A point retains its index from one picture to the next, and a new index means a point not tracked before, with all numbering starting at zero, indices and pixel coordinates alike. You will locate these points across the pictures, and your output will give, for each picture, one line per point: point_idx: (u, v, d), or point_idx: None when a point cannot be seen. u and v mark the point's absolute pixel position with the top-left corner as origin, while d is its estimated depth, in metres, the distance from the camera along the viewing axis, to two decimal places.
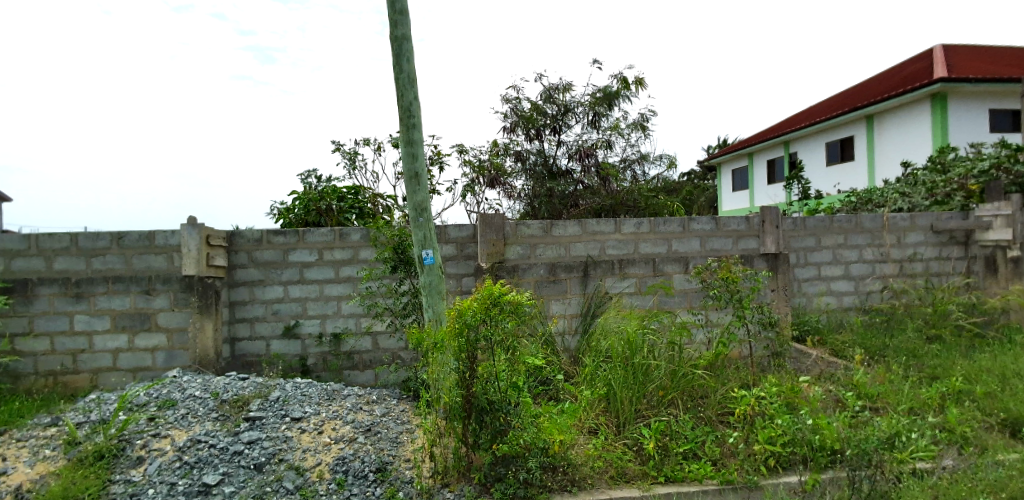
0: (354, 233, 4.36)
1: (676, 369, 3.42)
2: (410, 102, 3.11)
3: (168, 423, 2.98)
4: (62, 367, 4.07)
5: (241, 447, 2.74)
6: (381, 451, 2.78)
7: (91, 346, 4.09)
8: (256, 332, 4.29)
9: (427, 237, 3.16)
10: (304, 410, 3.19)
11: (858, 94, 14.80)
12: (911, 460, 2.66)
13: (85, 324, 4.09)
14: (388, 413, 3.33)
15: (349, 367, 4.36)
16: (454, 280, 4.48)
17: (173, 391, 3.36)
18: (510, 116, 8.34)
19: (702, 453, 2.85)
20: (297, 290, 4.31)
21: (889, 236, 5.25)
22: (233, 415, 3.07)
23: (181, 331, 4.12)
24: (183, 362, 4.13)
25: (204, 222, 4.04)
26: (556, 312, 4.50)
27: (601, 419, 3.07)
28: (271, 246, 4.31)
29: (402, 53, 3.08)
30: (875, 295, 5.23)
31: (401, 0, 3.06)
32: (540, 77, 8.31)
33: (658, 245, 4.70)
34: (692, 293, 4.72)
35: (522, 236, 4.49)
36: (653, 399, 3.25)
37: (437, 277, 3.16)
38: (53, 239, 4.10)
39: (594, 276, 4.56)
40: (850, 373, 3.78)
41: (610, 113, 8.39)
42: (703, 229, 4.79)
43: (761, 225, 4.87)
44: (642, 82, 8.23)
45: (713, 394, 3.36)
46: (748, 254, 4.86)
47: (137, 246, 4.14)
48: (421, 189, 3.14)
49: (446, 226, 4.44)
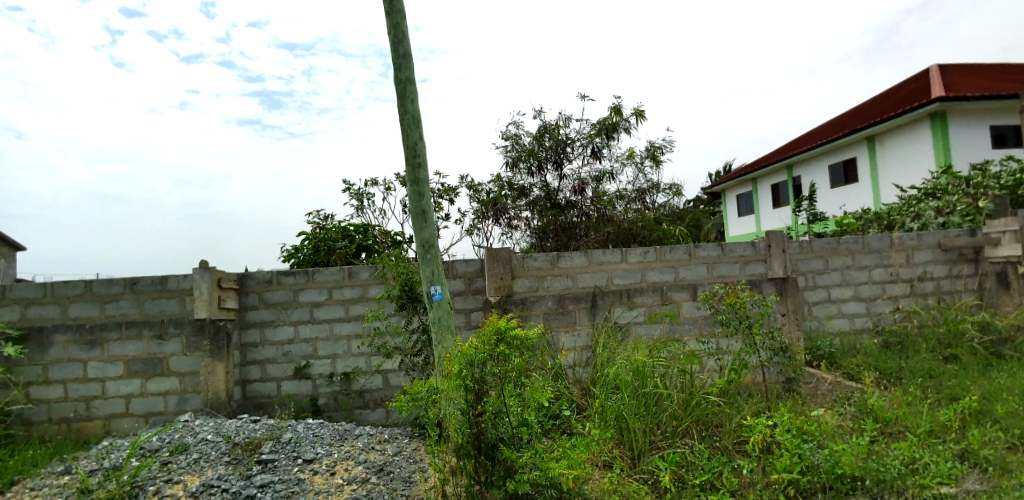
0: (363, 271, 4.40)
1: (688, 398, 3.43)
2: (415, 142, 3.19)
3: (180, 469, 2.97)
4: (75, 414, 4.10)
5: (254, 490, 2.73)
6: (394, 491, 2.77)
7: (104, 392, 4.12)
8: (267, 373, 4.30)
9: (435, 274, 3.21)
10: (316, 451, 3.17)
11: (860, 115, 14.90)
12: (934, 485, 2.58)
13: (98, 370, 4.12)
14: (401, 452, 3.31)
15: (361, 405, 4.35)
16: (463, 315, 4.49)
17: (185, 436, 3.37)
18: (513, 151, 8.47)
19: (720, 484, 2.79)
20: (307, 330, 4.34)
21: (897, 256, 5.23)
22: (246, 458, 3.07)
23: (194, 374, 4.14)
24: (195, 405, 4.13)
25: (214, 264, 4.12)
26: (566, 344, 4.50)
27: (615, 452, 3.05)
28: (281, 286, 4.35)
29: (406, 96, 3.19)
30: (887, 316, 5.18)
31: (404, 45, 3.19)
32: (540, 113, 8.46)
33: (665, 273, 4.71)
34: (701, 321, 4.70)
35: (529, 268, 4.53)
36: (667, 430, 3.25)
37: (446, 312, 3.18)
38: (67, 286, 4.18)
39: (602, 306, 4.56)
40: (865, 396, 3.74)
41: (610, 144, 8.51)
42: (710, 256, 4.79)
43: (768, 249, 4.88)
44: (642, 116, 8.35)
45: (727, 422, 3.35)
46: (756, 278, 4.85)
47: (151, 290, 4.20)
48: (428, 226, 3.18)
49: (454, 261, 4.48)
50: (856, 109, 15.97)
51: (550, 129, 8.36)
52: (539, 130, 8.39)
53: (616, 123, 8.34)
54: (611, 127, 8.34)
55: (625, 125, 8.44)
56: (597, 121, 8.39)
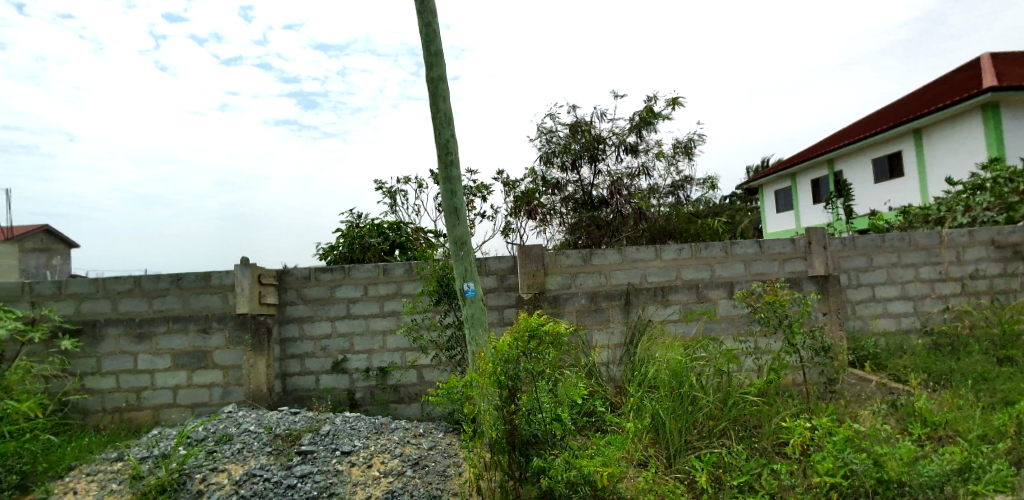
0: (397, 267, 4.46)
1: (725, 398, 3.37)
2: (447, 139, 3.22)
3: (224, 458, 3.08)
4: (127, 404, 4.30)
5: (294, 480, 2.82)
6: (430, 484, 2.81)
7: (153, 383, 4.30)
8: (306, 367, 4.41)
9: (468, 270, 3.22)
10: (354, 443, 3.24)
11: (906, 107, 14.29)
12: (987, 493, 2.46)
13: (147, 362, 4.31)
14: (435, 446, 3.36)
15: (396, 400, 4.42)
16: (497, 311, 4.51)
17: (230, 426, 3.49)
18: (547, 147, 8.46)
19: (759, 486, 2.73)
20: (344, 325, 4.44)
21: (947, 253, 5.00)
22: (286, 449, 3.16)
23: (236, 367, 4.28)
24: (238, 398, 4.28)
25: (255, 261, 4.25)
26: (599, 342, 4.47)
27: (650, 452, 3.01)
28: (319, 282, 4.46)
29: (438, 94, 3.22)
30: (936, 316, 4.96)
31: (435, 44, 3.21)
32: (574, 107, 8.41)
33: (701, 271, 4.62)
34: (738, 319, 4.61)
35: (562, 266, 4.51)
36: (704, 429, 3.20)
37: (479, 308, 3.20)
38: (117, 282, 4.37)
39: (637, 304, 4.51)
40: (912, 398, 3.60)
41: (645, 138, 8.40)
42: (747, 253, 4.68)
43: (808, 247, 4.73)
44: (678, 106, 8.23)
45: (766, 423, 3.28)
46: (796, 277, 4.72)
47: (195, 287, 4.36)
48: (460, 224, 3.21)
49: (487, 258, 4.50)
50: (902, 100, 15.33)
51: (584, 124, 8.30)
52: (572, 126, 8.35)
53: (652, 118, 8.22)
54: (646, 121, 8.22)
55: (660, 119, 8.31)
56: (632, 116, 8.28)
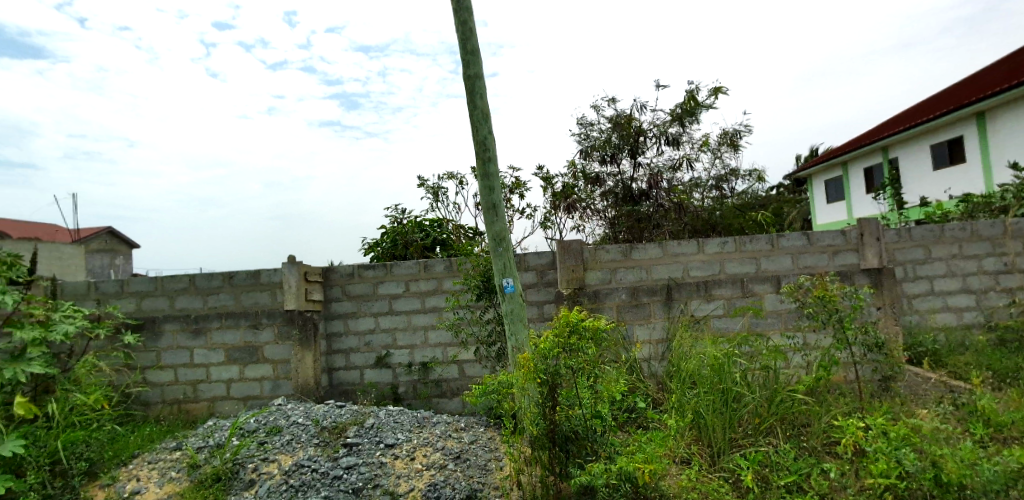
0: (437, 264, 4.52)
1: (772, 395, 3.27)
2: (485, 136, 3.23)
3: (275, 448, 3.21)
4: (184, 396, 4.52)
5: (340, 471, 2.90)
6: (471, 478, 2.84)
7: (208, 377, 4.51)
8: (351, 362, 4.54)
9: (507, 266, 3.23)
10: (397, 436, 3.31)
11: (968, 89, 13.45)
12: None
13: (203, 356, 4.52)
14: (476, 441, 3.40)
15: (438, 394, 4.49)
16: (536, 307, 4.52)
17: (279, 418, 3.62)
18: (586, 141, 8.40)
19: (808, 486, 2.64)
20: (387, 321, 4.53)
21: (1013, 244, 4.71)
22: (333, 441, 3.26)
23: (285, 361, 4.44)
24: (287, 391, 4.44)
25: (301, 259, 4.38)
26: (641, 337, 4.42)
27: (693, 449, 2.95)
28: (362, 279, 4.57)
29: (475, 91, 3.23)
30: (1001, 310, 4.69)
31: (472, 41, 3.23)
32: (614, 100, 8.31)
33: (746, 264, 4.49)
34: (786, 314, 4.47)
35: (601, 261, 4.47)
36: (749, 428, 3.12)
37: (518, 304, 3.21)
38: (174, 281, 4.60)
39: (679, 299, 4.44)
40: (975, 397, 3.41)
41: (686, 130, 8.23)
42: (795, 245, 4.52)
43: (860, 239, 4.53)
44: (721, 94, 8.01)
45: (816, 422, 3.16)
46: (848, 270, 4.53)
47: (246, 284, 4.54)
48: (499, 220, 3.22)
49: (526, 253, 4.51)
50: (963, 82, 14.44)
51: (624, 117, 8.20)
52: (612, 119, 8.26)
53: (694, 109, 8.05)
54: (688, 113, 8.05)
55: (703, 110, 8.12)
56: (674, 107, 8.12)
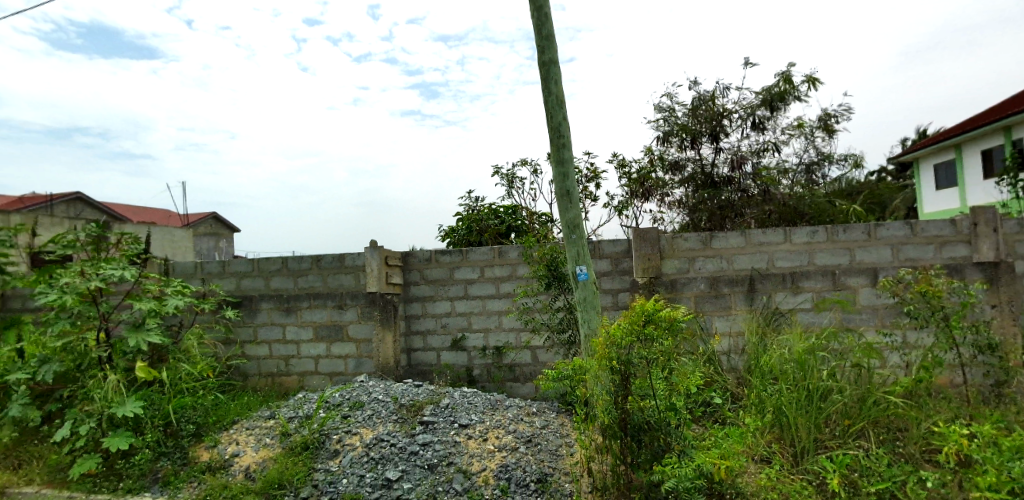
0: (511, 250, 4.59)
1: (864, 396, 3.07)
2: (559, 123, 3.22)
3: (357, 422, 3.42)
4: (278, 369, 4.90)
5: (417, 447, 3.05)
6: (542, 462, 2.89)
7: (298, 352, 4.86)
8: (428, 343, 4.72)
9: (580, 254, 3.22)
10: (470, 417, 3.42)
11: None
12: None
13: (294, 333, 4.87)
14: (548, 426, 3.44)
15: (511, 378, 4.58)
16: (610, 295, 4.48)
17: (361, 394, 3.85)
18: (664, 125, 8.14)
19: (903, 495, 2.46)
20: (463, 305, 4.66)
21: None
22: (410, 419, 3.42)
23: (367, 341, 4.69)
24: (369, 369, 4.69)
25: (382, 244, 4.58)
26: (719, 329, 4.27)
27: (774, 447, 2.83)
28: (439, 264, 4.72)
29: (550, 77, 3.23)
30: None
31: (547, 27, 3.21)
32: (695, 83, 7.97)
33: (839, 255, 4.20)
34: (883, 310, 4.15)
35: (679, 250, 4.35)
36: (837, 429, 2.93)
37: (592, 292, 3.19)
38: (269, 262, 4.97)
39: (762, 291, 4.24)
40: None
41: (774, 115, 7.78)
42: (896, 236, 4.16)
43: (973, 229, 4.10)
44: (816, 83, 7.49)
45: (914, 427, 2.92)
46: (958, 263, 4.11)
47: (332, 267, 4.82)
48: (572, 207, 3.20)
49: (600, 241, 4.47)
50: None
51: (706, 101, 7.86)
52: (693, 103, 7.94)
53: (783, 93, 7.59)
54: (776, 97, 7.60)
55: (793, 94, 7.66)
56: (761, 90, 7.67)
